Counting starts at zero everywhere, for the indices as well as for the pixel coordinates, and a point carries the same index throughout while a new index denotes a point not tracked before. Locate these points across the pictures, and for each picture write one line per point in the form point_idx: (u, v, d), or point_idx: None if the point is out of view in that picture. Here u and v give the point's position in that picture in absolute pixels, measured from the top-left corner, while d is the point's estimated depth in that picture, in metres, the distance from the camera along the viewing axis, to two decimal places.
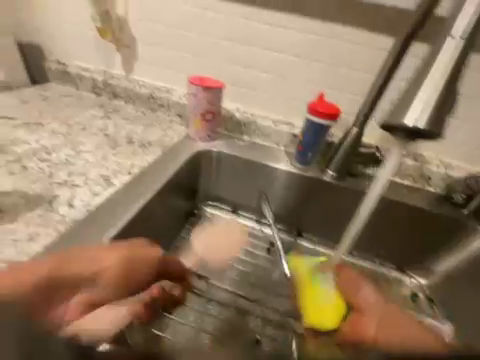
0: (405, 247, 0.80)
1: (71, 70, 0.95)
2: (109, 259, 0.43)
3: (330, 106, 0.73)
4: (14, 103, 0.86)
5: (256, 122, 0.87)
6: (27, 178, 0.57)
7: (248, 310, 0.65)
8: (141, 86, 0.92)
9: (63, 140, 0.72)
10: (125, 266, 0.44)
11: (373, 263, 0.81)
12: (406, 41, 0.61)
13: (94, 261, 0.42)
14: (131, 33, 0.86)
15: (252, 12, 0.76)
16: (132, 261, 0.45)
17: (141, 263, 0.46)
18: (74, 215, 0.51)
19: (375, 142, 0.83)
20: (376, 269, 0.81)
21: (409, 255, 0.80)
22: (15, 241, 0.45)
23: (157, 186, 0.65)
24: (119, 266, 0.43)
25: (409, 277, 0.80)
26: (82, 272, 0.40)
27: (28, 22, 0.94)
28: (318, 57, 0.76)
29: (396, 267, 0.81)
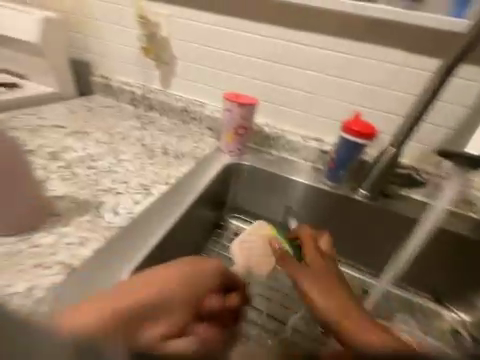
0: (444, 277, 0.75)
1: (113, 83, 1.03)
2: (177, 280, 0.45)
3: (366, 125, 0.73)
4: (63, 113, 0.93)
5: (285, 137, 0.88)
6: (75, 184, 0.62)
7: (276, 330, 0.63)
8: (176, 100, 0.97)
9: (106, 149, 0.77)
10: (191, 285, 0.45)
11: (407, 291, 0.77)
12: (454, 63, 0.60)
13: (164, 284, 0.43)
14: (171, 52, 0.92)
15: (289, 32, 0.78)
16: (197, 279, 0.46)
17: (204, 280, 0.47)
18: (119, 222, 0.54)
19: (412, 162, 0.80)
20: (410, 297, 0.77)
21: (448, 285, 0.75)
22: (67, 244, 0.48)
23: (191, 198, 0.67)
24: (185, 286, 0.45)
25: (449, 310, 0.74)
26: (156, 296, 0.41)
27: (79, 41, 1.03)
28: (354, 77, 0.76)
29: (432, 297, 0.76)
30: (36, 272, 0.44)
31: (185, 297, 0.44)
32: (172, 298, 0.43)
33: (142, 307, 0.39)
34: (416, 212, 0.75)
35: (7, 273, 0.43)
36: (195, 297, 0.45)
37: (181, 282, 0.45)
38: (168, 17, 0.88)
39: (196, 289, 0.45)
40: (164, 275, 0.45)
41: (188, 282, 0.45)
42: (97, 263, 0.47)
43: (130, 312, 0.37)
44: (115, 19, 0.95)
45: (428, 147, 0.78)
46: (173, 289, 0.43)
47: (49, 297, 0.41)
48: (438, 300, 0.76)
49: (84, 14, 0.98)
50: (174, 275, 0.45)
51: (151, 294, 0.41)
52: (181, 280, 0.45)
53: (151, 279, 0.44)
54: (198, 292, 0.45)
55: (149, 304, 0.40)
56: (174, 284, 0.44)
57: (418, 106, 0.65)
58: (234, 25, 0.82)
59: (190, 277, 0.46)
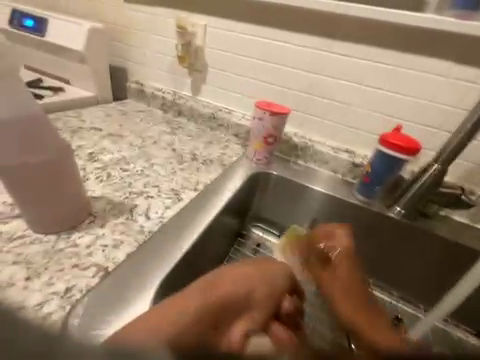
0: None
1: (147, 89, 1.07)
2: (248, 282, 0.44)
3: (408, 138, 0.68)
4: (100, 116, 0.98)
5: (314, 148, 0.85)
6: (111, 186, 0.65)
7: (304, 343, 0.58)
8: (204, 106, 0.98)
9: (138, 152, 0.80)
10: (261, 289, 0.44)
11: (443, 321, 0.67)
12: None
13: (234, 286, 0.43)
14: (204, 61, 0.94)
15: (325, 43, 0.77)
16: (266, 281, 0.45)
17: (272, 284, 0.46)
18: (150, 227, 0.56)
19: (456, 181, 0.74)
20: (447, 330, 0.67)
21: None
22: (103, 246, 0.51)
23: (219, 205, 0.67)
24: (256, 288, 0.44)
25: None
26: (228, 297, 0.41)
27: (118, 49, 1.10)
28: (393, 88, 0.73)
29: (474, 333, 0.66)
30: (74, 271, 0.46)
31: (257, 299, 0.43)
32: (243, 300, 0.42)
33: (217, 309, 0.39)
34: (456, 235, 0.69)
35: (49, 270, 0.46)
36: (268, 299, 0.44)
37: (250, 284, 0.44)
38: (204, 27, 0.90)
39: (268, 291, 0.45)
40: (232, 275, 0.44)
41: (257, 284, 0.44)
42: (129, 269, 0.48)
43: (208, 314, 0.38)
44: (153, 29, 0.99)
45: (474, 165, 0.71)
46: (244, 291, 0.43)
47: (86, 301, 0.42)
48: None
49: (125, 24, 1.04)
50: (244, 276, 0.44)
51: (223, 295, 0.41)
52: (249, 283, 0.44)
53: (219, 278, 0.44)
54: (269, 295, 0.44)
55: (223, 306, 0.40)
56: (244, 285, 0.43)
57: (469, 122, 0.59)
58: (268, 35, 0.82)
59: (259, 280, 0.45)
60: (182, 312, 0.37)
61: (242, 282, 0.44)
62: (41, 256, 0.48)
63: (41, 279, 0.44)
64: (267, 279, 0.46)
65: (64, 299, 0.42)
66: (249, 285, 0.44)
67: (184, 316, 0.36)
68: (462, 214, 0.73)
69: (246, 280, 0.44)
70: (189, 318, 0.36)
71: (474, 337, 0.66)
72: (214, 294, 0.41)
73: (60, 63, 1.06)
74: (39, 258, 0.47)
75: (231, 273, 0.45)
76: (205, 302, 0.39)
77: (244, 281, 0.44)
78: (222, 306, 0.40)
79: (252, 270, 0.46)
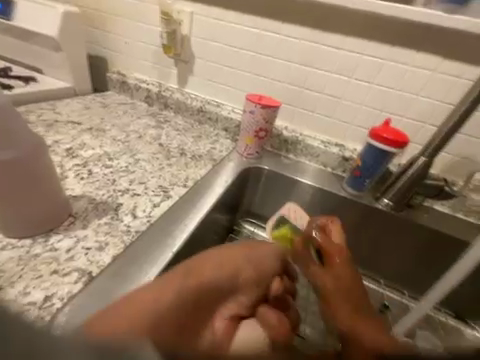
0: (468, 292, 0.68)
1: (129, 80, 1.01)
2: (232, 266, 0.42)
3: (397, 132, 0.69)
4: (78, 109, 0.91)
5: (304, 141, 0.85)
6: (92, 184, 0.61)
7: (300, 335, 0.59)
8: (192, 99, 0.94)
9: (122, 148, 0.75)
10: (245, 271, 0.43)
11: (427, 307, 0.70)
12: None
13: (215, 270, 0.40)
14: (190, 51, 0.90)
15: (315, 35, 0.75)
16: (252, 266, 0.44)
17: (256, 266, 0.44)
18: (137, 227, 0.53)
19: (440, 172, 0.77)
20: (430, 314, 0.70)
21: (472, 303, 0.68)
22: (86, 249, 0.47)
23: (210, 201, 0.64)
24: (239, 270, 0.42)
25: (471, 329, 0.68)
26: (209, 283, 0.38)
27: (97, 37, 1.02)
28: (383, 82, 0.73)
29: (452, 314, 0.70)
30: (53, 278, 0.42)
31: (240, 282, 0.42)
32: (225, 284, 0.40)
33: (198, 293, 0.36)
34: (439, 224, 0.72)
35: (25, 277, 0.42)
36: (252, 281, 0.43)
37: (233, 267, 0.42)
38: (189, 15, 0.85)
39: (253, 274, 0.43)
40: (214, 261, 0.42)
41: (240, 267, 0.43)
42: (118, 271, 0.45)
43: (190, 299, 0.35)
44: (134, 15, 0.93)
45: (457, 158, 0.74)
46: (226, 274, 0.41)
47: (72, 307, 0.39)
48: (459, 318, 0.70)
49: (104, 9, 0.96)
50: (228, 260, 0.43)
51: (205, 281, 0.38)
52: (234, 268, 0.42)
53: (199, 264, 0.41)
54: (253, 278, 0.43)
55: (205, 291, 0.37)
56: (226, 269, 0.41)
57: (457, 115, 0.60)
58: (257, 24, 0.79)
59: (243, 264, 0.44)
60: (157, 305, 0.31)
61: (224, 268, 0.41)
62: (14, 264, 0.43)
63: (16, 288, 0.40)
64: (250, 262, 0.44)
65: (43, 309, 0.38)
66: (231, 267, 0.42)
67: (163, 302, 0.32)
68: (444, 204, 0.76)
69: (229, 266, 0.42)
70: (168, 303, 0.32)
71: (453, 318, 0.70)
72: (195, 278, 0.38)
73: (31, 49, 0.97)
74: (13, 265, 0.43)
75: (213, 260, 0.42)
76: (187, 288, 0.35)
77: (226, 265, 0.42)
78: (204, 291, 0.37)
79: (235, 254, 0.44)
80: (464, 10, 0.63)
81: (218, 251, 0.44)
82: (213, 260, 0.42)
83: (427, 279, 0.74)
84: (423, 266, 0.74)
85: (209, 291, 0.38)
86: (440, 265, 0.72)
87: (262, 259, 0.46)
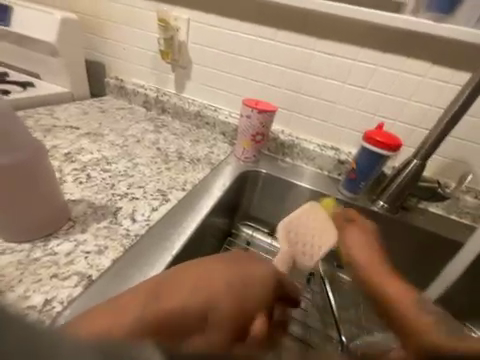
0: (463, 292, 0.69)
1: (127, 85, 1.02)
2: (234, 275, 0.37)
3: (390, 135, 0.71)
4: (76, 113, 0.92)
5: (300, 145, 0.86)
6: (92, 188, 0.61)
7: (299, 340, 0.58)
8: (189, 104, 0.95)
9: (120, 152, 0.75)
10: (225, 284, 0.34)
11: None
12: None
13: (189, 283, 0.33)
14: (188, 56, 0.91)
15: (310, 42, 0.77)
16: (234, 281, 0.35)
17: (240, 280, 0.35)
18: (137, 231, 0.53)
19: (432, 174, 0.79)
20: None
21: (466, 303, 0.70)
22: (85, 252, 0.47)
23: (209, 205, 0.65)
24: (214, 286, 0.33)
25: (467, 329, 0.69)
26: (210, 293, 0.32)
27: (95, 43, 1.03)
28: (376, 87, 0.75)
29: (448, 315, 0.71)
30: (53, 282, 0.42)
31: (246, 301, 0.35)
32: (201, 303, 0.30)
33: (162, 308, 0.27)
34: (433, 225, 0.74)
35: (24, 282, 0.42)
36: (236, 301, 0.33)
37: (212, 281, 0.34)
38: (187, 22, 0.87)
39: (237, 285, 0.35)
40: (188, 272, 0.35)
41: (221, 276, 0.35)
42: (119, 273, 0.45)
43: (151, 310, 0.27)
44: (132, 22, 0.94)
45: (448, 160, 0.76)
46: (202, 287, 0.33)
47: (72, 310, 0.39)
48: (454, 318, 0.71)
49: (102, 16, 0.98)
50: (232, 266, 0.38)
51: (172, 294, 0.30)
52: (213, 279, 0.34)
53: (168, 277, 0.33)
54: (238, 290, 0.34)
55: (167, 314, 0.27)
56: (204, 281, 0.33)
57: (445, 121, 0.62)
58: (253, 31, 0.81)
59: (224, 276, 0.35)
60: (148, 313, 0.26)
61: (202, 280, 0.34)
62: (13, 268, 0.43)
63: (15, 293, 0.40)
64: (233, 271, 0.36)
65: (43, 313, 0.39)
66: (210, 277, 0.34)
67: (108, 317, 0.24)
68: (438, 206, 0.77)
69: (207, 276, 0.34)
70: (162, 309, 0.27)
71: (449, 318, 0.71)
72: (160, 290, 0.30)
73: (28, 55, 0.97)
74: (12, 270, 0.43)
75: (186, 272, 0.35)
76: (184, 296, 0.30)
77: (203, 275, 0.34)
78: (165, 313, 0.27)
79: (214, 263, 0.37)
80: (450, 19, 0.66)
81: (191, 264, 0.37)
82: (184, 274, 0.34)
83: (423, 279, 0.75)
84: (418, 267, 0.75)
85: (175, 311, 0.28)
86: (434, 266, 0.74)
87: (247, 273, 0.37)
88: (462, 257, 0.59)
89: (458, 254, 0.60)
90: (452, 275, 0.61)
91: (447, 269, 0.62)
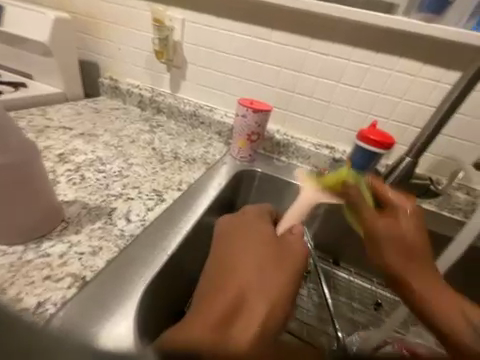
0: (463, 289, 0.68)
1: (122, 86, 1.01)
2: (250, 230, 0.47)
3: (383, 134, 0.72)
4: (70, 114, 0.91)
5: (295, 144, 0.87)
6: (86, 189, 0.60)
7: (295, 335, 0.59)
8: (185, 104, 0.95)
9: (115, 152, 0.75)
10: (272, 250, 0.42)
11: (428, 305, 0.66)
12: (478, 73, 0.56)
13: (243, 264, 0.40)
14: (183, 56, 0.91)
15: (304, 41, 0.77)
16: (282, 254, 0.42)
17: (262, 234, 0.46)
18: (132, 231, 0.53)
19: (425, 172, 0.80)
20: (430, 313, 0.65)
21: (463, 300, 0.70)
22: (79, 254, 0.47)
23: (205, 204, 0.65)
24: (244, 253, 0.42)
25: None
26: (241, 258, 0.41)
27: (90, 42, 1.02)
28: (369, 87, 0.76)
29: None
30: (46, 284, 0.42)
31: (265, 246, 0.43)
32: (260, 268, 0.39)
33: (244, 297, 0.35)
34: (427, 221, 0.75)
35: (17, 284, 0.41)
36: (283, 253, 0.42)
37: (260, 259, 0.41)
38: (181, 22, 0.87)
39: (272, 243, 0.44)
40: (230, 249, 0.44)
41: (275, 253, 0.42)
42: (110, 276, 0.45)
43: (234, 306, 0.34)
44: (126, 21, 0.93)
45: (440, 158, 0.77)
46: (263, 264, 0.40)
47: (67, 312, 0.39)
48: None
49: (95, 16, 0.97)
50: (244, 226, 0.48)
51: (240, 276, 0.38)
52: (254, 249, 0.43)
53: (221, 265, 0.41)
54: (267, 242, 0.44)
55: (254, 307, 0.34)
56: (259, 263, 0.40)
57: (438, 117, 0.62)
58: (248, 31, 0.81)
59: (258, 238, 0.45)
60: (217, 298, 0.36)
61: (248, 250, 0.43)
62: (5, 271, 0.43)
63: (8, 295, 0.40)
64: (260, 235, 0.46)
65: (36, 315, 0.38)
66: (262, 249, 0.43)
67: (211, 337, 0.29)
68: (431, 203, 0.78)
69: (251, 249, 0.43)
70: (226, 290, 0.36)
71: None
72: (228, 282, 0.38)
73: (20, 55, 0.96)
74: (4, 272, 0.42)
75: (228, 253, 0.43)
76: (230, 269, 0.40)
77: (244, 243, 0.44)
78: (248, 303, 0.35)
79: (246, 232, 0.47)
80: (438, 20, 0.67)
81: (228, 240, 0.46)
82: (232, 251, 0.43)
83: None
84: None
85: (254, 282, 0.37)
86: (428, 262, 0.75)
87: (263, 228, 0.47)
88: (454, 251, 0.60)
89: (441, 259, 0.62)
90: (450, 261, 0.61)
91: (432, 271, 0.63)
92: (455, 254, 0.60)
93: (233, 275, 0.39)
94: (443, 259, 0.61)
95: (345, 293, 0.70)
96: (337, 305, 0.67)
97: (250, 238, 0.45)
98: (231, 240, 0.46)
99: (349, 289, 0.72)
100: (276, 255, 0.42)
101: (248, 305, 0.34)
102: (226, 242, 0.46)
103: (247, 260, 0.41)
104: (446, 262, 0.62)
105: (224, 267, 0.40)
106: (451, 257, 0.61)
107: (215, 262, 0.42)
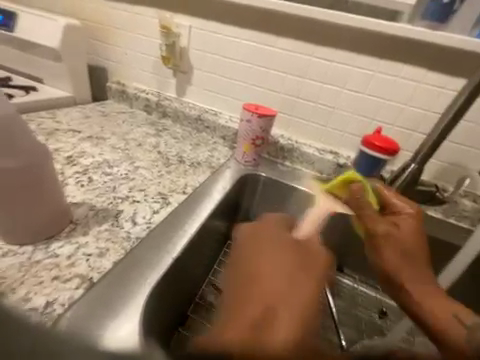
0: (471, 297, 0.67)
1: (129, 90, 1.03)
2: (274, 235, 0.38)
3: (388, 140, 0.72)
4: (79, 117, 0.93)
5: (299, 149, 0.87)
6: (94, 191, 0.61)
7: None
8: (190, 108, 0.97)
9: (122, 156, 0.76)
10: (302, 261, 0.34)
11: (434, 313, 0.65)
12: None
13: (270, 278, 0.30)
14: (189, 62, 0.93)
15: (309, 48, 0.79)
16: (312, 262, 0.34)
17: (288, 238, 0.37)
18: (138, 233, 0.53)
19: (430, 178, 0.80)
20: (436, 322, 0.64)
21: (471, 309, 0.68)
22: (87, 255, 0.47)
23: (210, 207, 0.66)
24: (269, 262, 0.33)
25: None
26: (267, 268, 0.32)
27: (100, 48, 1.05)
28: (373, 93, 0.77)
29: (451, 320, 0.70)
30: (54, 285, 0.42)
31: (296, 254, 0.34)
32: (291, 281, 0.30)
33: (273, 321, 0.26)
34: (433, 228, 0.74)
35: (26, 284, 0.42)
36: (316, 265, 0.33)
37: (289, 270, 0.32)
38: (188, 29, 0.89)
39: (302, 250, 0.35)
40: (251, 257, 0.34)
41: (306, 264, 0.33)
42: (115, 279, 0.45)
43: (259, 332, 0.26)
44: (135, 27, 0.96)
45: (445, 164, 0.77)
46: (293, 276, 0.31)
47: (74, 313, 0.40)
48: None
49: (105, 23, 1.00)
50: (268, 229, 0.39)
51: (264, 290, 0.29)
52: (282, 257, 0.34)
53: (241, 282, 0.31)
54: (296, 248, 0.35)
55: (284, 333, 0.26)
56: (288, 273, 0.31)
57: (443, 123, 0.62)
58: (254, 38, 0.83)
59: (285, 244, 0.36)
60: (238, 324, 0.26)
61: (275, 260, 0.33)
62: (15, 271, 0.43)
63: (17, 294, 0.40)
64: (288, 241, 0.37)
65: (44, 316, 0.38)
66: (287, 258, 0.33)
67: None
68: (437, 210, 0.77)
69: (278, 258, 0.34)
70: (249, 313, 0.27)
71: None
72: (251, 305, 0.28)
73: (32, 60, 0.99)
74: (13, 272, 0.43)
75: (252, 264, 0.33)
76: (254, 283, 0.30)
77: (269, 250, 0.34)
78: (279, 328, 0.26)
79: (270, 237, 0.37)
80: (441, 28, 0.68)
81: (249, 246, 0.36)
82: (256, 262, 0.33)
83: None
84: None
85: (285, 301, 0.28)
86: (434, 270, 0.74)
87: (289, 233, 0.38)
88: (461, 259, 0.59)
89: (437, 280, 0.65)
90: (457, 269, 0.60)
91: (439, 278, 0.62)
92: (463, 262, 0.59)
93: (260, 293, 0.29)
94: (450, 266, 0.60)
95: (349, 300, 0.70)
96: (341, 311, 0.67)
97: (277, 244, 0.36)
98: (254, 246, 0.36)
99: (354, 295, 0.71)
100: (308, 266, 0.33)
101: (279, 334, 0.25)
102: (245, 252, 0.35)
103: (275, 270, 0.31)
104: (453, 270, 0.61)
105: (248, 282, 0.31)
106: (459, 264, 0.60)
107: (233, 277, 0.32)
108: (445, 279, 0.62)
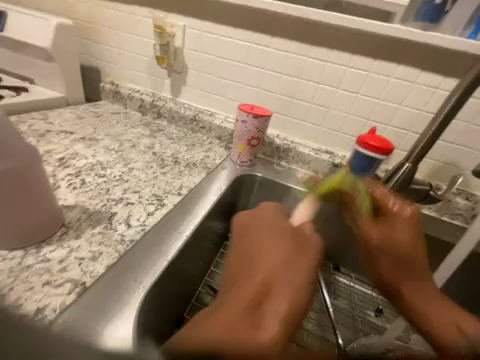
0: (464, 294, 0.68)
1: (123, 91, 1.02)
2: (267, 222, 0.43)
3: (382, 139, 0.72)
4: (71, 118, 0.91)
5: (295, 149, 0.87)
6: (86, 193, 0.60)
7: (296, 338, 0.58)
8: (185, 109, 0.96)
9: (116, 157, 0.75)
10: (292, 241, 0.38)
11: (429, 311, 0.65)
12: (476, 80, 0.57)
13: (262, 257, 0.36)
14: (184, 62, 0.92)
15: (304, 48, 0.79)
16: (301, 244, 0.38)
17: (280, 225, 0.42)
18: (132, 236, 0.53)
19: (424, 177, 0.80)
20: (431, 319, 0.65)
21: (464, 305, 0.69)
22: (79, 259, 0.46)
23: (206, 208, 0.65)
24: (262, 245, 0.38)
25: None
26: (259, 250, 0.37)
27: (92, 48, 1.03)
28: (368, 93, 0.77)
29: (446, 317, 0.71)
30: (45, 290, 0.41)
31: (286, 238, 0.39)
32: (281, 259, 0.35)
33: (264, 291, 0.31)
34: (427, 226, 0.75)
35: (16, 290, 0.41)
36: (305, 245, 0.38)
37: (280, 249, 0.37)
38: (182, 29, 0.88)
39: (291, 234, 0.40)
40: (247, 244, 0.39)
41: (296, 246, 0.38)
42: (110, 282, 0.45)
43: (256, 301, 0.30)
44: (128, 27, 0.95)
45: (438, 163, 0.78)
46: (283, 255, 0.35)
47: (66, 319, 0.39)
48: None
49: (98, 23, 0.98)
50: (261, 219, 0.44)
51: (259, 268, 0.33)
52: (274, 240, 0.38)
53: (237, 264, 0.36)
54: (286, 232, 0.40)
55: (279, 300, 0.29)
56: (278, 253, 0.36)
57: (437, 123, 0.63)
58: (249, 38, 0.82)
59: (276, 230, 0.41)
60: (233, 295, 0.31)
61: (267, 243, 0.38)
62: (4, 277, 0.42)
63: (6, 301, 0.39)
64: (279, 227, 0.41)
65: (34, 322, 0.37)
66: (278, 241, 0.38)
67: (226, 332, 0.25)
68: (431, 208, 0.78)
69: (270, 241, 0.38)
70: (243, 286, 0.32)
71: None
72: (246, 280, 0.33)
73: (23, 60, 0.97)
74: (3, 278, 0.42)
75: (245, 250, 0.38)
76: (248, 263, 0.35)
77: (262, 235, 0.40)
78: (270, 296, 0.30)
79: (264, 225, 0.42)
80: (433, 28, 0.68)
81: (245, 235, 0.41)
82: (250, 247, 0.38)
83: None
84: None
85: (276, 275, 0.33)
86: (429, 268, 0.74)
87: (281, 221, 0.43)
88: (455, 257, 0.60)
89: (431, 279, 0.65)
90: (452, 267, 0.61)
91: (433, 276, 0.63)
92: (456, 259, 0.60)
93: (252, 270, 0.34)
94: (444, 264, 0.61)
95: (345, 298, 0.70)
96: (337, 310, 0.67)
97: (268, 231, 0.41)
98: (248, 235, 0.41)
99: (350, 294, 0.72)
100: (296, 246, 0.37)
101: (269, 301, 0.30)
102: (241, 239, 0.40)
103: (266, 251, 0.36)
104: (447, 268, 0.61)
105: (243, 262, 0.36)
106: (452, 262, 0.60)
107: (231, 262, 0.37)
108: (440, 277, 0.62)
